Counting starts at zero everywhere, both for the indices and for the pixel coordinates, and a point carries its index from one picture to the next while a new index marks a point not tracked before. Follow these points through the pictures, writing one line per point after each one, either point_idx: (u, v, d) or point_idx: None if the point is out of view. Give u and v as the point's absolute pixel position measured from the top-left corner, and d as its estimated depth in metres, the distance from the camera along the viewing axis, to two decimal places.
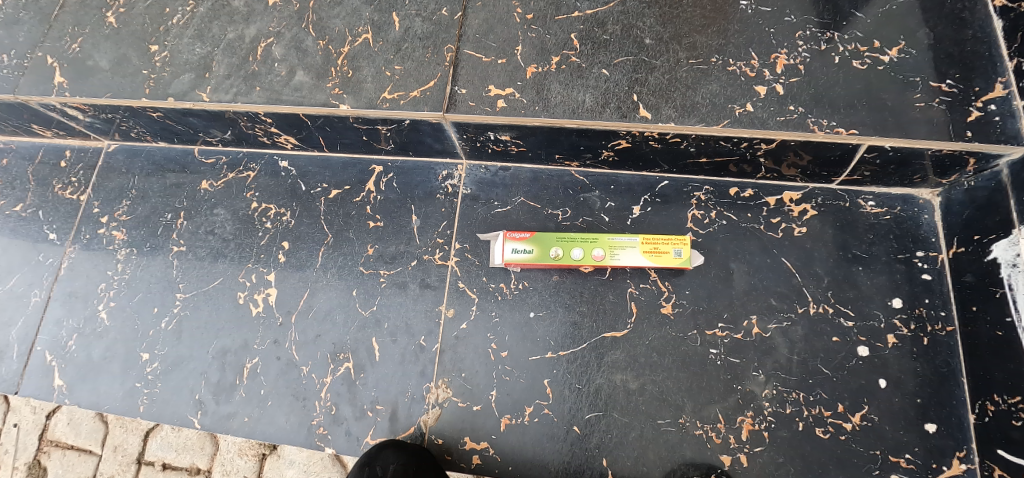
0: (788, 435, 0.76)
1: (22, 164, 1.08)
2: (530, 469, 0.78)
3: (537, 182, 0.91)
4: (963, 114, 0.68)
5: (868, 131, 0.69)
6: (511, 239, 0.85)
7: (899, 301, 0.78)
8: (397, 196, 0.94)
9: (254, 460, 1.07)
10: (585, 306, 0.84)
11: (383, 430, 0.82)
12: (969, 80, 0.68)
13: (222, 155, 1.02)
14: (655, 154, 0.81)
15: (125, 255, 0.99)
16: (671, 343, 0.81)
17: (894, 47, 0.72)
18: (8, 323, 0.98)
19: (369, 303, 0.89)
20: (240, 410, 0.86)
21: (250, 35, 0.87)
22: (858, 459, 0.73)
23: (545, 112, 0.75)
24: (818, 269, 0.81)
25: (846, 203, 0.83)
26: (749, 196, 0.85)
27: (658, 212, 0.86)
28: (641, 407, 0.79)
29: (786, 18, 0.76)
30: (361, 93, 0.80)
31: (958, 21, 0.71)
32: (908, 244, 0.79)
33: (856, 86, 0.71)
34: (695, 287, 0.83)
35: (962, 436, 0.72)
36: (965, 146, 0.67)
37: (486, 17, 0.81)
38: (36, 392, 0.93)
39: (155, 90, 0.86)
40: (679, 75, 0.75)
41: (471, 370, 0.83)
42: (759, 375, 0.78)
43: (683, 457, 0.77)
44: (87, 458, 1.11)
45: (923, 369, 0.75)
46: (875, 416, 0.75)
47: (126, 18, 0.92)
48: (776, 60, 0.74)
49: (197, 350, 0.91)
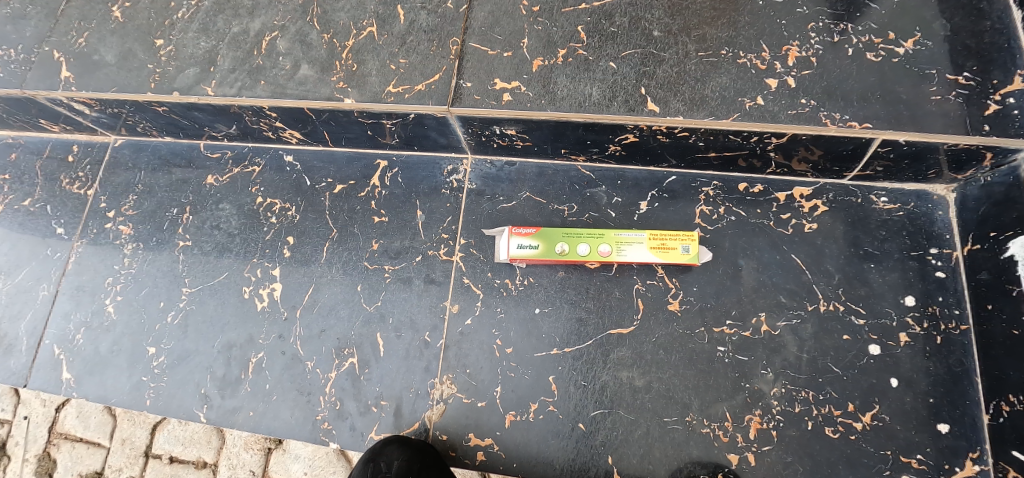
0: (797, 434, 0.74)
1: (30, 159, 1.09)
2: (534, 467, 0.77)
3: (543, 177, 0.90)
4: (980, 108, 0.66)
5: (882, 124, 0.68)
6: (516, 235, 0.84)
7: (912, 299, 0.76)
8: (402, 191, 0.93)
9: (259, 454, 1.08)
10: (591, 303, 0.83)
11: (386, 425, 0.82)
12: (987, 72, 0.67)
13: (227, 150, 1.02)
14: (663, 149, 0.80)
15: (131, 250, 0.99)
16: (678, 340, 0.80)
17: (909, 39, 0.70)
18: (17, 316, 0.99)
19: (374, 298, 0.89)
20: (245, 404, 0.86)
21: (254, 29, 0.87)
22: (869, 459, 0.72)
23: (552, 105, 0.74)
24: (829, 266, 0.80)
25: (858, 199, 0.81)
26: (758, 192, 0.84)
27: (665, 208, 0.85)
28: (647, 405, 0.78)
29: (798, 10, 0.74)
30: (365, 87, 0.80)
31: (976, 12, 0.69)
32: (921, 241, 0.78)
33: (869, 78, 0.70)
34: (702, 284, 0.82)
35: (976, 436, 0.70)
36: (982, 140, 0.65)
37: (492, 10, 0.80)
38: (44, 385, 0.93)
39: (161, 84, 0.86)
40: (687, 68, 0.73)
41: (475, 366, 0.83)
42: (767, 373, 0.77)
43: (690, 456, 0.76)
44: (96, 450, 1.12)
45: (937, 369, 0.73)
46: (886, 415, 0.73)
47: (131, 13, 0.92)
48: (787, 52, 0.73)
49: (202, 344, 0.91)
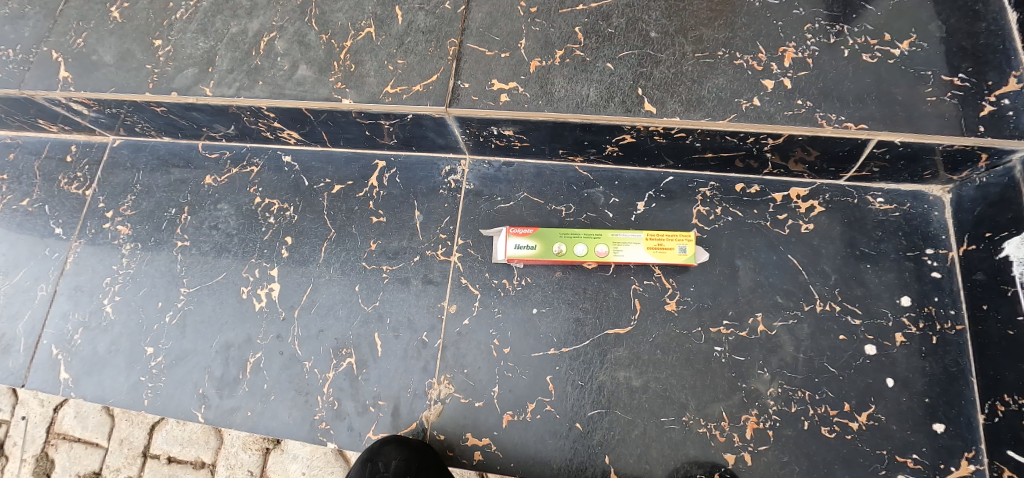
0: (793, 434, 0.75)
1: (28, 159, 1.09)
2: (532, 467, 0.78)
3: (541, 177, 0.90)
4: (975, 109, 0.66)
5: (878, 126, 0.68)
6: (513, 235, 0.84)
7: (908, 299, 0.77)
8: (400, 191, 0.94)
9: (258, 454, 1.08)
10: (589, 303, 0.83)
11: (384, 425, 0.82)
12: (982, 73, 0.67)
13: (225, 150, 1.02)
14: (660, 150, 0.80)
15: (130, 250, 0.99)
16: (675, 340, 0.80)
17: (905, 40, 0.70)
18: (15, 316, 0.99)
19: (372, 298, 0.89)
20: (243, 405, 0.86)
21: (252, 30, 0.87)
22: (865, 458, 0.73)
23: (549, 106, 0.74)
24: (825, 266, 0.80)
25: (855, 199, 0.82)
26: (755, 192, 0.84)
27: (662, 208, 0.85)
28: (644, 405, 0.79)
29: (794, 11, 0.74)
30: (364, 88, 0.80)
31: (971, 14, 0.69)
32: (918, 241, 0.78)
33: (865, 79, 0.70)
34: (700, 284, 0.82)
35: (971, 436, 0.71)
36: (976, 141, 0.65)
37: (490, 11, 0.81)
38: (43, 385, 0.93)
39: (159, 85, 0.86)
40: (684, 69, 0.74)
41: (473, 366, 0.83)
42: (764, 373, 0.77)
43: (686, 456, 0.76)
44: (94, 451, 1.12)
45: (932, 369, 0.74)
46: (882, 415, 0.74)
47: (130, 13, 0.92)
48: (784, 53, 0.73)
49: (200, 344, 0.91)
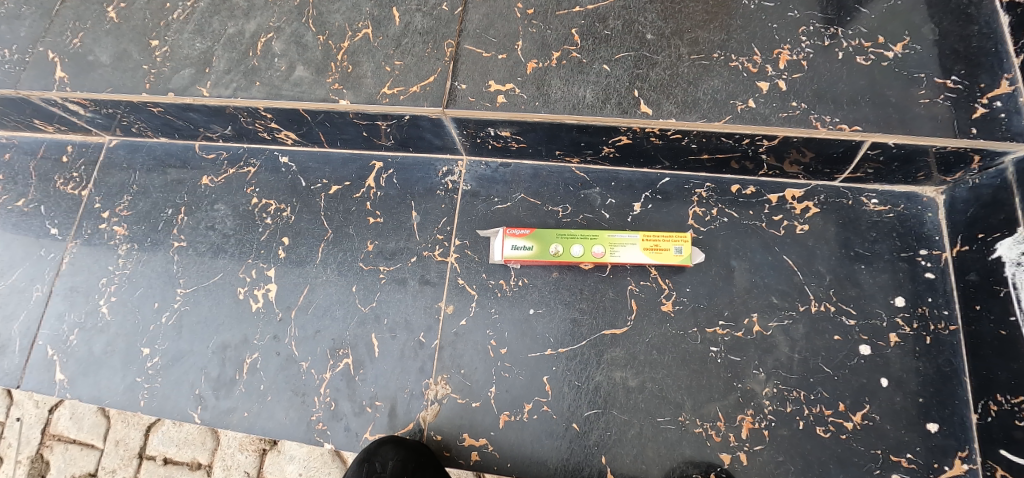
0: (788, 434, 0.75)
1: (24, 159, 1.08)
2: (529, 467, 0.78)
3: (537, 178, 0.90)
4: (968, 111, 0.67)
5: (872, 127, 0.69)
6: (510, 236, 0.84)
7: (902, 299, 0.77)
8: (397, 191, 0.94)
9: (254, 455, 1.08)
10: (585, 303, 0.84)
11: (381, 426, 0.82)
12: (975, 76, 0.68)
13: (222, 151, 1.02)
14: (656, 151, 0.81)
15: (126, 250, 0.99)
16: (671, 340, 0.81)
17: (899, 43, 0.71)
18: (10, 317, 0.99)
19: (369, 299, 0.89)
20: (239, 405, 0.86)
21: (250, 30, 0.87)
22: (859, 458, 0.73)
23: (546, 107, 0.75)
24: (820, 267, 0.80)
25: (849, 201, 0.82)
26: (751, 193, 0.85)
27: (659, 209, 0.86)
28: (640, 405, 0.79)
29: (789, 14, 0.75)
30: (361, 89, 0.80)
31: (964, 17, 0.70)
32: (911, 242, 0.79)
33: (859, 81, 0.71)
34: (696, 285, 0.82)
35: (964, 435, 0.71)
36: (969, 143, 0.66)
37: (487, 12, 0.81)
38: (39, 385, 0.93)
39: (156, 85, 0.86)
40: (680, 70, 0.74)
41: (470, 367, 0.83)
42: (759, 373, 0.78)
43: (683, 456, 0.76)
44: (89, 452, 1.12)
45: (926, 368, 0.74)
46: (876, 415, 0.74)
47: (127, 14, 0.92)
48: (778, 56, 0.73)
49: (197, 345, 0.91)
